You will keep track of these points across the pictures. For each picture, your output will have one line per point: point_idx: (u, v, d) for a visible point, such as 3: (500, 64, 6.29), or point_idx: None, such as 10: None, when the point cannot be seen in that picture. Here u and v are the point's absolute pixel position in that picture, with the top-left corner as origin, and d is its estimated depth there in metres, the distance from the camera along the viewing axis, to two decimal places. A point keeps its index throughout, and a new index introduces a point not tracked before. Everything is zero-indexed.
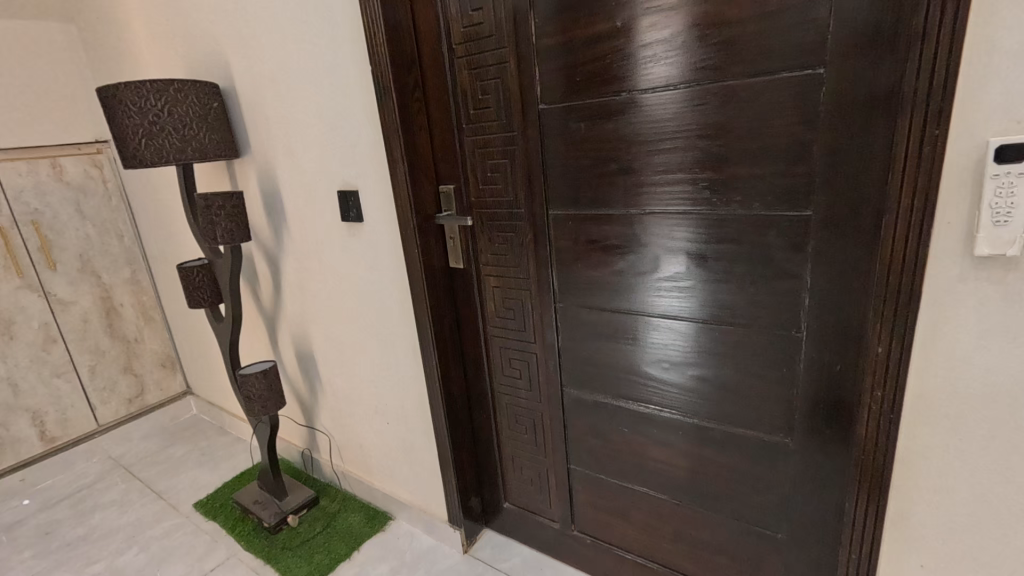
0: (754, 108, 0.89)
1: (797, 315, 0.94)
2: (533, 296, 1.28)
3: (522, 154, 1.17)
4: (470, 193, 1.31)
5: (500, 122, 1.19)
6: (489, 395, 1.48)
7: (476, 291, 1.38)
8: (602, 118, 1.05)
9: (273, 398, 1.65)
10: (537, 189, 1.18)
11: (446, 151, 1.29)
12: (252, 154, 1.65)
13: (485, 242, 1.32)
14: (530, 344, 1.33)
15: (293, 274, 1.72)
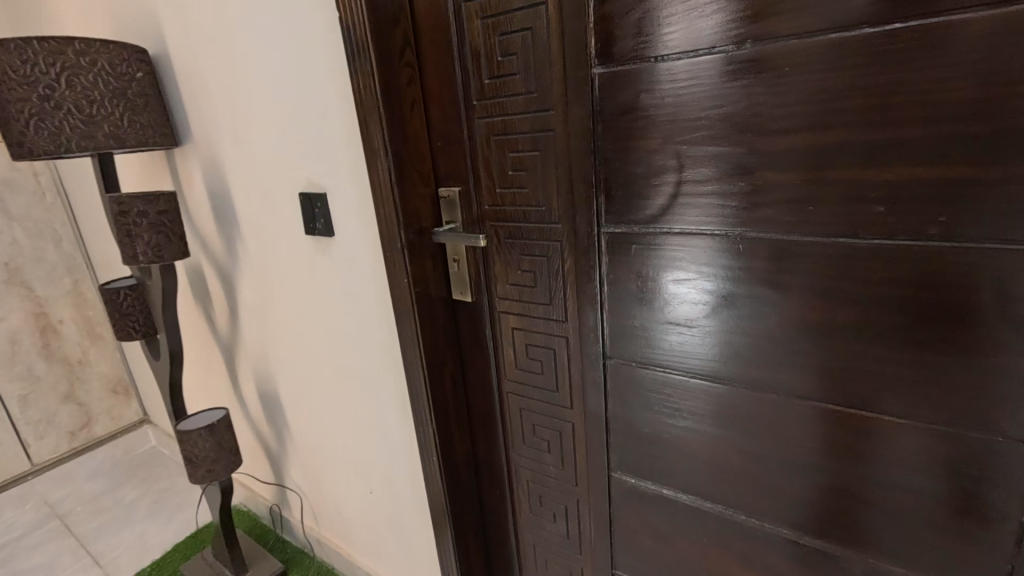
0: (1001, 64, 0.51)
1: (1019, 413, 0.58)
2: (571, 346, 0.91)
3: (562, 144, 0.80)
4: (482, 199, 0.92)
5: (531, 97, 0.80)
6: (503, 468, 1.11)
7: (488, 333, 1.01)
8: (690, 89, 0.67)
9: (224, 459, 1.28)
10: (585, 195, 0.80)
11: (449, 141, 0.91)
12: (195, 143, 1.26)
13: (502, 269, 0.94)
14: (565, 409, 0.96)
15: (250, 298, 1.35)
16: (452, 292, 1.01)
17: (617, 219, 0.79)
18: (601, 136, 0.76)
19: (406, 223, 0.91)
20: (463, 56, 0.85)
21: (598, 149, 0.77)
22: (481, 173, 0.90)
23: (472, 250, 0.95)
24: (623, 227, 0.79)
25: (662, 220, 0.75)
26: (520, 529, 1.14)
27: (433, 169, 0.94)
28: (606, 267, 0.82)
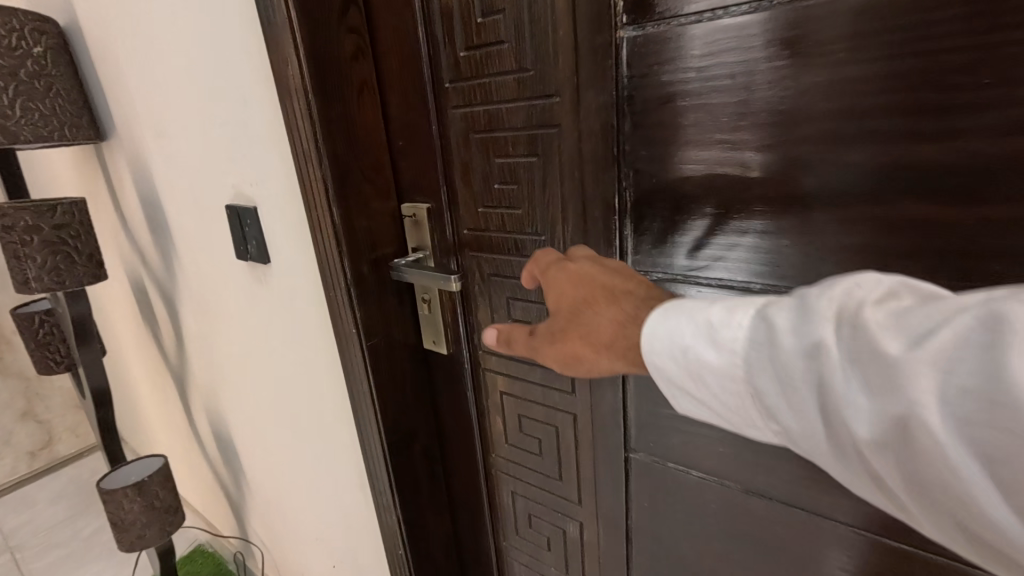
0: None
1: None
2: (579, 429, 0.65)
3: (576, 147, 0.54)
4: (461, 221, 0.67)
5: (525, 77, 0.55)
6: (492, 559, 0.87)
7: (470, 397, 0.76)
8: (781, 63, 0.42)
9: (155, 523, 1.05)
10: (603, 221, 0.55)
11: (414, 140, 0.66)
12: (120, 138, 1.03)
13: (486, 316, 0.69)
14: (572, 505, 0.71)
15: (193, 325, 1.11)
16: (423, 341, 0.76)
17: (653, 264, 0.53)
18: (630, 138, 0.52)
19: (357, 255, 0.66)
20: (429, 21, 0.60)
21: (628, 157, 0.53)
22: (459, 186, 0.65)
23: (447, 291, 0.70)
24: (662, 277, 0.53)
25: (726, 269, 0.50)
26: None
27: (397, 179, 0.69)
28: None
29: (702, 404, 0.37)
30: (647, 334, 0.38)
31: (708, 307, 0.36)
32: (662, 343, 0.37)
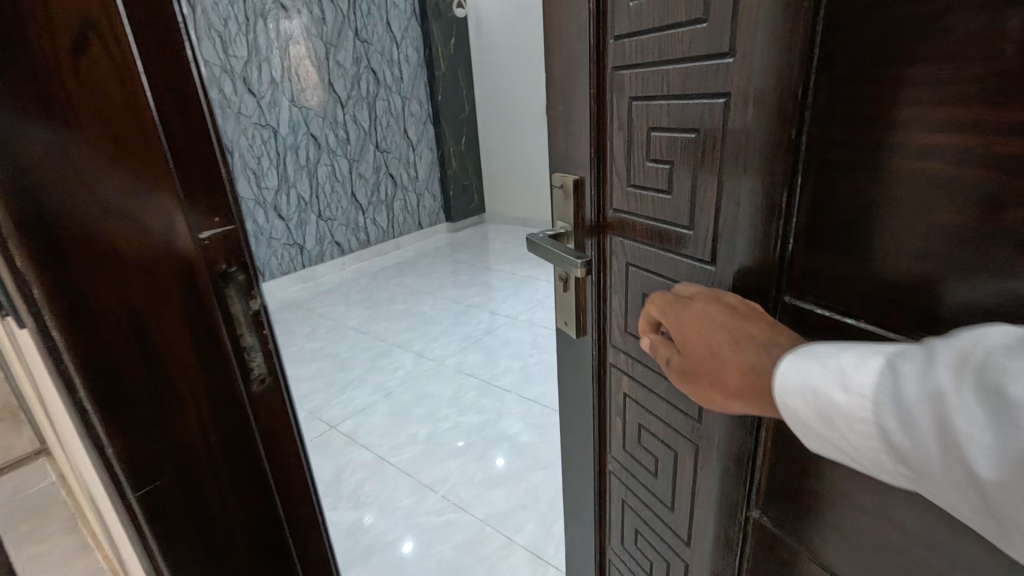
0: None
1: None
2: (701, 467, 0.65)
3: (737, 128, 0.50)
4: (609, 197, 0.69)
5: (700, 36, 0.51)
6: (605, 550, 0.94)
7: (602, 398, 0.82)
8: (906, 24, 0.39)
9: None
10: (755, 214, 0.52)
11: (573, 108, 0.70)
12: None
13: (626, 311, 0.72)
14: (678, 537, 0.73)
15: (27, 373, 0.82)
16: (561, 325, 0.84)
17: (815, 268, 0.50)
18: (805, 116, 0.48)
19: (51, 215, 0.35)
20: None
21: (808, 151, 0.48)
22: (609, 163, 0.68)
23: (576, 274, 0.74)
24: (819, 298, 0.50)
25: (890, 293, 0.44)
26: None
27: (218, 201, 0.42)
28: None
29: (837, 443, 0.38)
30: (782, 374, 0.40)
31: (835, 353, 0.37)
32: (801, 390, 0.39)
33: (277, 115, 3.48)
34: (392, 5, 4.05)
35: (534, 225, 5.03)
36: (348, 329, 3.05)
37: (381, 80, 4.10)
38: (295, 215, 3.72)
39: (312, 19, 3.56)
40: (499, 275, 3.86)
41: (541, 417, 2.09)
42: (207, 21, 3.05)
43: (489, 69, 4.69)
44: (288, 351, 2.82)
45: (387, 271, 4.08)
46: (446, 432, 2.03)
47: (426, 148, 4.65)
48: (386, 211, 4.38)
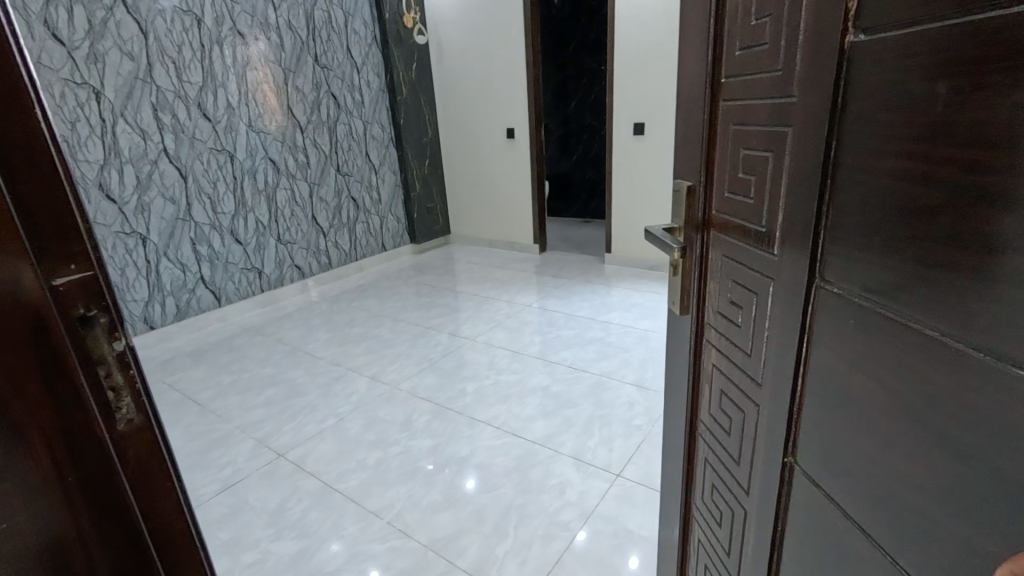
0: None
1: None
2: (760, 424, 0.71)
3: (789, 151, 0.58)
4: (712, 199, 0.80)
5: (775, 78, 0.60)
6: (692, 501, 1.01)
7: (699, 364, 0.92)
8: (923, 21, 0.39)
9: None
10: (800, 231, 0.58)
11: (689, 131, 0.83)
12: None
13: (718, 294, 0.82)
14: (741, 490, 0.78)
15: None
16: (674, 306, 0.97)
17: (847, 248, 0.50)
18: (842, 102, 0.48)
19: None
20: (719, 26, 0.71)
21: (830, 188, 0.52)
22: (713, 173, 0.79)
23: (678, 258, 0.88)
24: (851, 277, 0.50)
25: (901, 274, 0.44)
26: (693, 560, 1.05)
27: (72, 248, 0.44)
28: (819, 328, 0.56)
29: None
30: None
31: None
32: None
33: (234, 140, 3.46)
34: (353, 32, 4.12)
35: (497, 246, 5.10)
36: (305, 354, 3.02)
37: (341, 106, 4.13)
38: (253, 239, 3.68)
39: (270, 45, 3.58)
40: (462, 296, 3.88)
41: (491, 440, 2.10)
42: (161, 47, 3.04)
43: (452, 94, 4.79)
44: (242, 378, 2.76)
45: (348, 294, 4.06)
46: (395, 457, 2.03)
47: (389, 171, 4.68)
48: (348, 234, 4.38)
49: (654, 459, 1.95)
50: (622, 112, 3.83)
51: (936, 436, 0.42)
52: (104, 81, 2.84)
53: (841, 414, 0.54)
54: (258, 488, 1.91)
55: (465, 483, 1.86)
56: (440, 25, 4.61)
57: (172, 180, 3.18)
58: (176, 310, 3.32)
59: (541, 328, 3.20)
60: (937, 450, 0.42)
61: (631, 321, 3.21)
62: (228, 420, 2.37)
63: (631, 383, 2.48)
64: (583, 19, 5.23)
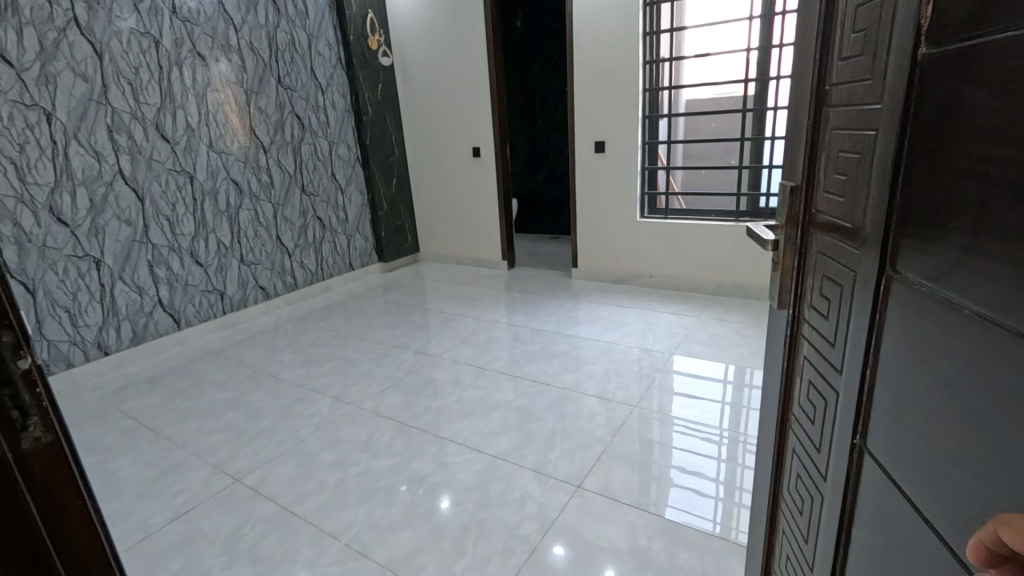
0: None
1: None
2: (835, 412, 0.72)
3: (870, 154, 0.61)
4: (809, 198, 0.82)
5: (866, 84, 0.62)
6: (780, 495, 1.00)
7: (794, 357, 0.92)
8: (975, 34, 0.42)
9: None
10: (874, 226, 0.60)
11: (795, 136, 0.86)
12: None
13: (810, 290, 0.83)
14: (820, 480, 0.79)
15: None
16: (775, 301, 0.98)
17: (913, 238, 0.52)
18: (915, 103, 0.51)
19: None
20: (827, 37, 0.74)
21: (898, 185, 0.54)
22: (810, 175, 0.81)
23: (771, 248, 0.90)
24: (916, 266, 0.51)
25: (957, 262, 0.45)
26: (777, 556, 1.04)
27: None
28: (889, 318, 0.57)
29: None
30: None
31: None
32: None
33: (193, 161, 3.42)
34: (317, 54, 4.15)
35: (466, 263, 5.12)
36: (266, 376, 2.96)
37: (306, 126, 4.13)
38: (214, 260, 3.62)
39: (232, 66, 3.58)
40: (430, 313, 3.88)
41: (455, 456, 2.10)
42: (117, 68, 3.00)
43: (418, 114, 4.85)
44: (200, 403, 2.69)
45: (314, 314, 4.01)
46: (356, 478, 2.00)
47: (355, 191, 4.68)
48: (314, 254, 4.35)
49: (613, 468, 1.98)
50: (583, 131, 3.94)
51: (981, 422, 0.44)
52: (55, 102, 2.78)
53: (903, 403, 0.55)
54: (211, 515, 1.85)
55: (441, 503, 1.84)
56: (405, 46, 4.68)
57: (128, 202, 3.12)
58: (132, 334, 3.22)
59: (508, 343, 3.22)
60: (978, 430, 0.44)
61: (595, 334, 3.26)
62: (182, 446, 2.30)
63: (593, 395, 2.52)
64: (546, 42, 5.39)
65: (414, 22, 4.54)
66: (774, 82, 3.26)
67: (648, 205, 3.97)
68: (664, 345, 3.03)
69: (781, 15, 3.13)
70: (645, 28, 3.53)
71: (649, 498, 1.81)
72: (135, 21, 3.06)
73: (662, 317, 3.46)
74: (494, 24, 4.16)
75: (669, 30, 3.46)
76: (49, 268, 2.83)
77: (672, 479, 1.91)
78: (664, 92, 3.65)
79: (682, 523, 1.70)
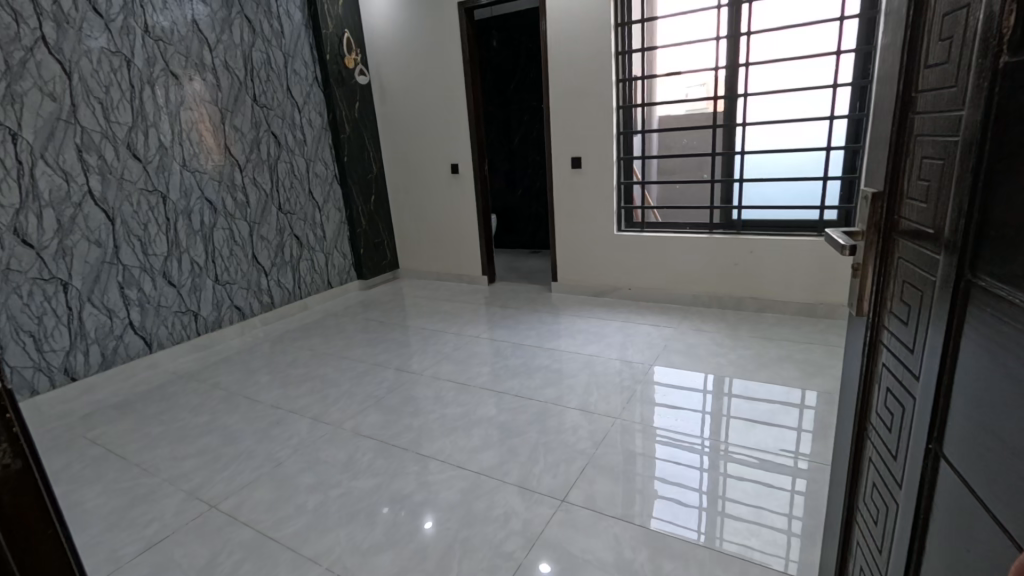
0: None
1: None
2: (912, 416, 0.73)
3: (951, 164, 0.63)
4: (895, 205, 0.82)
5: (954, 91, 0.64)
6: (857, 504, 1.00)
7: (872, 366, 0.92)
8: None
9: None
10: (951, 230, 0.62)
11: (881, 144, 0.86)
12: None
13: (893, 296, 0.83)
14: (896, 487, 0.80)
15: None
16: (854, 308, 0.98)
17: (991, 244, 0.55)
18: (995, 115, 0.54)
19: None
20: (913, 46, 0.75)
21: (979, 191, 0.56)
22: (897, 182, 0.81)
23: (848, 252, 0.91)
24: (995, 271, 0.54)
25: None
26: (852, 565, 1.04)
27: None
28: (967, 322, 0.59)
29: None
30: None
31: None
32: None
33: (167, 181, 3.37)
34: (294, 72, 4.15)
35: (446, 279, 5.13)
36: (243, 399, 2.88)
37: (283, 144, 4.12)
38: (189, 280, 3.54)
39: (207, 85, 3.56)
40: (411, 330, 3.86)
41: (438, 474, 2.08)
42: (87, 87, 2.95)
43: (397, 131, 4.87)
44: (172, 428, 2.61)
45: (291, 333, 3.95)
46: (336, 500, 1.96)
47: (334, 208, 4.66)
48: (291, 272, 4.30)
49: (596, 481, 1.98)
50: (559, 148, 4.02)
51: None
52: (21, 122, 2.72)
53: (984, 409, 0.57)
54: (185, 544, 1.79)
55: (423, 524, 1.80)
56: (382, 65, 4.72)
57: (98, 222, 3.05)
58: (102, 358, 3.12)
59: (489, 358, 3.21)
60: None
61: (576, 346, 3.28)
62: (154, 473, 2.23)
63: (575, 407, 2.53)
64: (521, 60, 5.49)
65: (391, 41, 4.59)
66: (742, 99, 3.37)
67: (625, 218, 4.05)
68: (644, 357, 3.07)
69: (746, 36, 3.26)
70: (617, 48, 3.64)
71: (634, 509, 1.82)
72: (106, 40, 3.02)
73: (640, 329, 3.50)
74: (470, 44, 4.24)
75: (640, 50, 3.58)
76: (13, 292, 2.73)
77: (656, 490, 1.92)
78: (636, 109, 3.76)
79: (665, 533, 1.71)
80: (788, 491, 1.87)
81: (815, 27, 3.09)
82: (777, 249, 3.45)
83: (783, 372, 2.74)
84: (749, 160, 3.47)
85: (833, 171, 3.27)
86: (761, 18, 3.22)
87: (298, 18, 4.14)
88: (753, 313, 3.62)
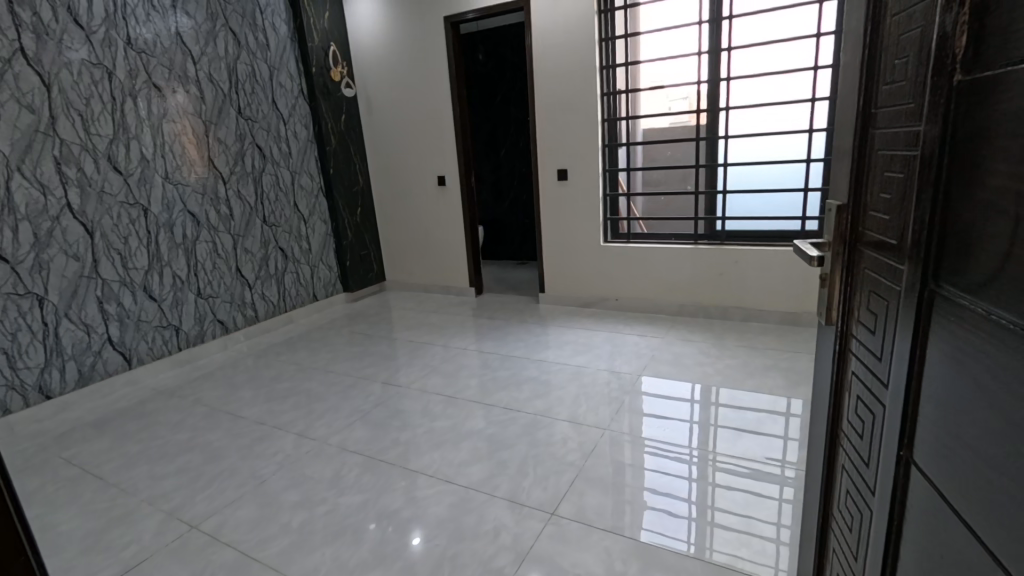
0: None
1: None
2: (882, 423, 0.74)
3: (911, 177, 0.64)
4: (859, 216, 0.84)
5: (912, 106, 0.65)
6: (832, 511, 1.00)
7: (842, 373, 0.93)
8: (1004, 69, 0.47)
9: None
10: (913, 240, 0.63)
11: (843, 157, 0.88)
12: None
13: (859, 305, 0.84)
14: (869, 495, 0.80)
15: None
16: (823, 317, 0.99)
17: (953, 254, 0.56)
18: (951, 130, 0.55)
19: None
20: (872, 63, 0.77)
21: (938, 203, 0.58)
22: (861, 194, 0.83)
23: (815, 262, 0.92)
24: (957, 281, 0.55)
25: (997, 276, 0.49)
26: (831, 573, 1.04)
27: None
28: (932, 331, 0.60)
29: None
30: None
31: None
32: None
33: (148, 194, 3.32)
34: (279, 85, 4.14)
35: (432, 290, 5.10)
36: (225, 415, 2.82)
37: (267, 156, 4.09)
38: (170, 294, 3.48)
39: (190, 98, 3.53)
40: (398, 342, 3.83)
41: (426, 489, 2.05)
42: (66, 100, 2.90)
43: (382, 144, 4.87)
44: (151, 446, 2.54)
45: (275, 347, 3.88)
46: (321, 518, 1.92)
47: (319, 220, 4.63)
48: (275, 285, 4.24)
49: (586, 493, 1.97)
50: (545, 160, 4.05)
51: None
52: None
53: (951, 415, 0.57)
54: (164, 567, 1.74)
55: (411, 540, 1.77)
56: (368, 78, 4.74)
57: (76, 236, 2.98)
58: (78, 375, 3.03)
59: (477, 370, 3.20)
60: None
61: (564, 357, 3.28)
62: (131, 494, 2.16)
63: (564, 419, 2.52)
64: (506, 74, 5.55)
65: (377, 55, 4.61)
66: (724, 113, 3.43)
67: (611, 229, 4.08)
68: (631, 367, 3.07)
69: (727, 51, 3.33)
70: (601, 62, 3.70)
71: (624, 521, 1.81)
72: (86, 51, 2.98)
73: (628, 339, 3.51)
74: (456, 59, 4.27)
75: (624, 64, 3.64)
76: None
77: (646, 500, 1.91)
78: (621, 122, 3.82)
79: (656, 545, 1.70)
80: (777, 500, 1.88)
81: (794, 43, 3.18)
82: (760, 259, 3.50)
83: (770, 381, 2.77)
84: (732, 172, 3.53)
85: (813, 183, 3.34)
86: (742, 33, 3.29)
87: (283, 31, 4.15)
88: (738, 322, 3.65)
